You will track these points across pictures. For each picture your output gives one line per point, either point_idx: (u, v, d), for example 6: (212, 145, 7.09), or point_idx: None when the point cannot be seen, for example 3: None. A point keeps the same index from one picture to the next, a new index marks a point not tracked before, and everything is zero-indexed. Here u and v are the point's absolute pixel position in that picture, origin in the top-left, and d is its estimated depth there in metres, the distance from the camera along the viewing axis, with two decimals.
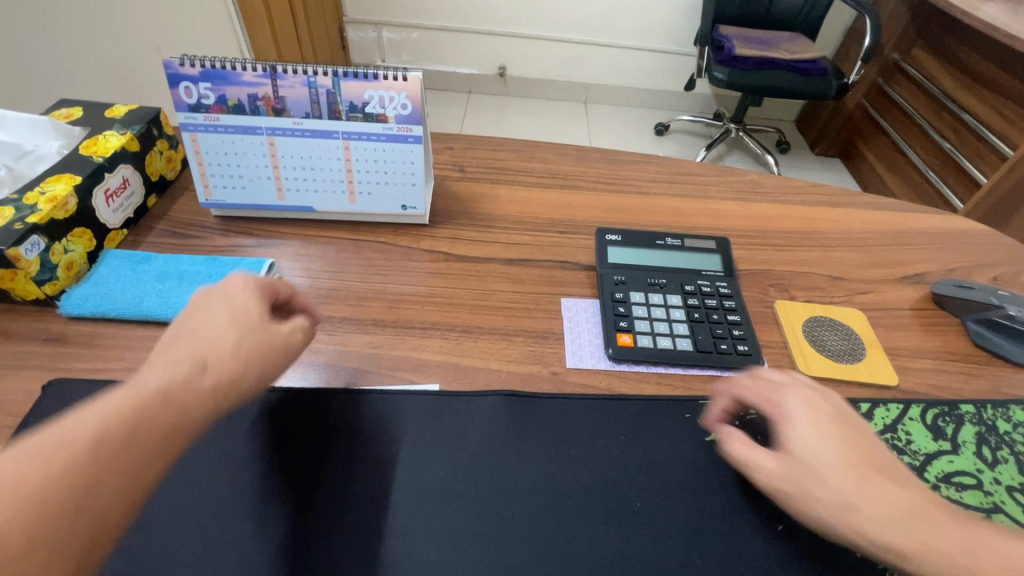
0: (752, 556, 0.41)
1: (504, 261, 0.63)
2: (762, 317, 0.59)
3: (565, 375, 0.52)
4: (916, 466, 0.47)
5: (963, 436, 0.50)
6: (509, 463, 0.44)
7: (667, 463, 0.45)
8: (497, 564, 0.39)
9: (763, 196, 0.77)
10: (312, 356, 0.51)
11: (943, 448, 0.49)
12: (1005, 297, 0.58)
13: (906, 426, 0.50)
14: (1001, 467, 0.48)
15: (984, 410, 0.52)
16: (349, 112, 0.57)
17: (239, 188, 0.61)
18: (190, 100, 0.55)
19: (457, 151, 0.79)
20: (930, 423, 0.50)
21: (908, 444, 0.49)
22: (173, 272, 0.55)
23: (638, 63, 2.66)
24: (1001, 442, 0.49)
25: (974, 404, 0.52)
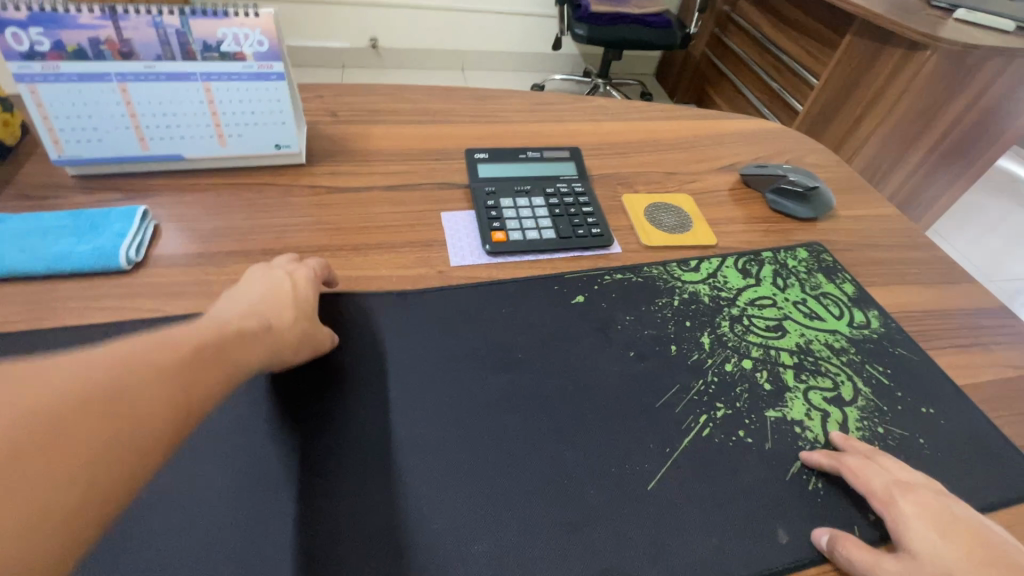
0: (613, 376, 0.51)
1: (386, 189, 0.67)
2: (613, 209, 0.70)
3: (450, 271, 0.58)
4: (730, 297, 0.60)
5: (763, 271, 0.64)
6: (408, 346, 0.51)
7: (542, 324, 0.54)
8: (404, 420, 0.45)
9: (610, 117, 0.88)
10: (206, 288, 0.53)
11: (750, 282, 0.63)
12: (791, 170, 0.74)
13: (724, 271, 0.63)
14: (790, 288, 0.63)
15: (778, 253, 0.67)
16: (204, 52, 0.57)
17: (95, 142, 0.59)
18: (20, 47, 0.53)
19: (326, 98, 0.81)
20: (741, 266, 0.64)
21: (724, 282, 0.62)
22: (37, 228, 0.53)
23: (508, 28, 2.73)
24: (790, 272, 0.65)
25: (771, 250, 0.67)
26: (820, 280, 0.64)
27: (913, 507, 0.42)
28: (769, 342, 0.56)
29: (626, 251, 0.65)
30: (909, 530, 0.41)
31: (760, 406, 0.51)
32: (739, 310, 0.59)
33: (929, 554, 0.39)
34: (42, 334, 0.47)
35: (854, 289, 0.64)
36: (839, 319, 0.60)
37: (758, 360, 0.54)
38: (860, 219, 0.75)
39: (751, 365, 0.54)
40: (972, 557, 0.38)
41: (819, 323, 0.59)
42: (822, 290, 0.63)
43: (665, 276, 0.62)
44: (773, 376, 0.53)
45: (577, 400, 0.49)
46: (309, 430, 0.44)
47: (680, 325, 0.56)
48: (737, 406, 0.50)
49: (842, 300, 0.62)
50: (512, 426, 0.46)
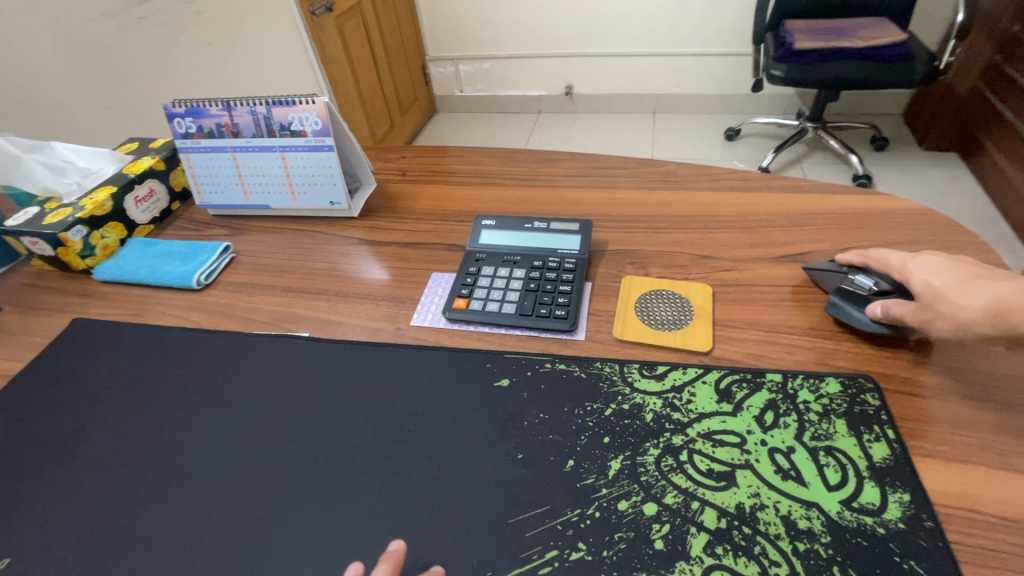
0: (483, 474, 0.48)
1: (402, 245, 0.76)
2: (606, 290, 0.64)
3: (405, 329, 0.63)
4: (683, 421, 0.49)
5: (752, 401, 0.49)
6: (328, 390, 0.57)
7: (450, 401, 0.54)
8: (285, 458, 0.52)
9: (671, 184, 0.80)
10: (234, 310, 0.69)
11: (722, 409, 0.49)
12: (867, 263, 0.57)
13: (695, 388, 0.51)
14: (778, 430, 0.47)
15: (791, 379, 0.51)
16: (281, 131, 0.75)
17: (219, 192, 0.82)
18: (181, 130, 0.77)
19: (406, 160, 0.94)
20: (723, 387, 0.51)
21: (686, 402, 0.50)
22: (166, 251, 0.77)
23: (707, 69, 2.58)
24: (793, 409, 0.48)
25: (783, 374, 0.52)
26: (836, 430, 0.46)
27: (911, 258, 0.54)
28: (699, 492, 0.44)
29: (589, 340, 0.58)
30: (913, 280, 0.53)
31: (633, 566, 0.41)
32: (682, 441, 0.47)
33: (929, 283, 0.51)
34: (133, 326, 0.68)
35: (888, 456, 0.44)
36: (831, 491, 0.43)
37: (667, 509, 0.43)
38: (975, 353, 0.52)
39: (653, 512, 0.43)
40: (948, 279, 0.51)
41: (793, 487, 0.43)
42: (831, 444, 0.45)
43: (615, 377, 0.53)
44: (674, 535, 0.42)
45: (434, 488, 0.47)
46: (222, 443, 0.54)
47: (595, 439, 0.49)
48: (601, 555, 0.42)
49: (854, 466, 0.44)
50: (362, 495, 0.48)
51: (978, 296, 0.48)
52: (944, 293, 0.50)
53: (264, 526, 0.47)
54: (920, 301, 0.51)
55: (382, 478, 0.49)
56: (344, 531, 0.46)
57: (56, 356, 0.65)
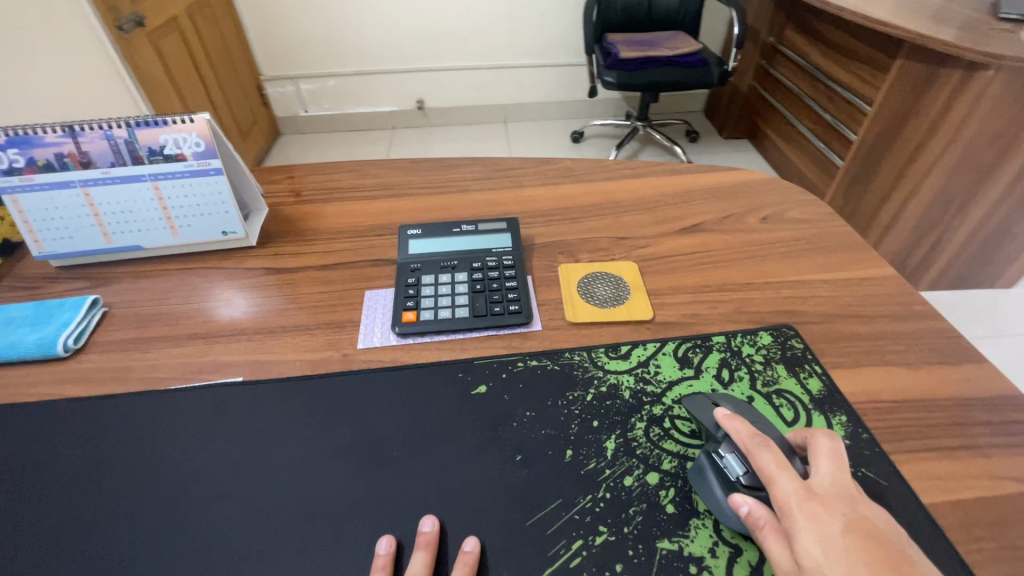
0: (488, 483, 0.47)
1: (320, 267, 0.70)
2: (546, 281, 0.67)
3: (354, 354, 0.58)
4: (657, 392, 0.53)
5: (708, 362, 0.56)
6: (286, 437, 0.51)
7: (429, 418, 0.52)
8: (255, 523, 0.45)
9: (572, 178, 0.86)
10: (126, 374, 0.57)
11: (686, 374, 0.55)
12: (762, 463, 0.40)
13: (658, 360, 0.56)
14: (736, 383, 0.54)
15: (734, 338, 0.58)
16: (150, 156, 0.64)
17: (67, 238, 0.67)
18: (1, 166, 0.62)
19: (295, 179, 0.86)
20: (681, 354, 0.57)
21: (655, 374, 0.55)
22: (2, 319, 0.60)
23: (547, 79, 2.80)
24: (742, 363, 0.56)
25: (726, 334, 0.59)
26: (779, 374, 0.55)
27: (770, 459, 0.40)
28: (689, 452, 0.49)
29: (547, 328, 0.61)
30: (778, 500, 0.38)
31: (654, 533, 0.44)
32: (662, 410, 0.52)
33: (812, 556, 0.35)
34: None
35: (822, 388, 0.53)
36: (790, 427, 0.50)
37: (667, 475, 0.47)
38: (839, 283, 0.66)
39: (656, 480, 0.47)
40: (823, 541, 0.35)
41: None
42: (778, 387, 0.54)
43: (587, 363, 0.56)
44: (682, 496, 0.46)
45: (440, 509, 0.45)
46: (163, 528, 0.45)
47: (585, 425, 0.51)
48: (623, 531, 0.44)
49: (801, 401, 0.52)
50: (363, 536, 0.44)
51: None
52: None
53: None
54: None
55: (378, 515, 0.45)
56: None
57: None
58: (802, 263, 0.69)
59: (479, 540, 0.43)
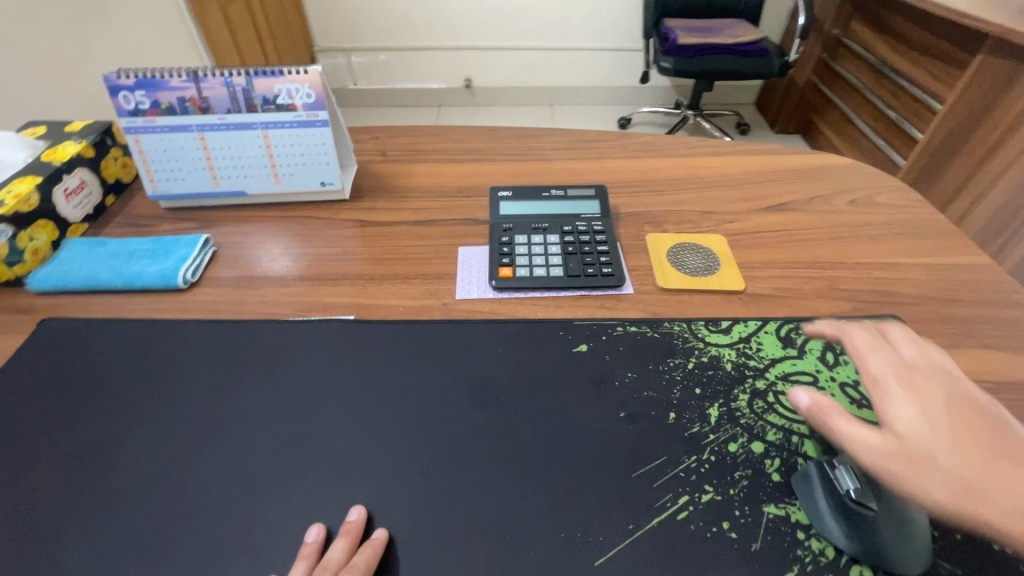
0: (592, 434, 0.48)
1: (413, 223, 0.72)
2: (634, 248, 0.68)
3: (453, 304, 0.61)
4: (760, 367, 0.53)
5: (812, 344, 0.55)
6: (396, 376, 0.53)
7: (531, 367, 0.54)
8: (373, 450, 0.48)
9: (653, 152, 0.86)
10: (241, 307, 0.60)
11: (789, 353, 0.55)
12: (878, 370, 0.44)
13: (760, 337, 0.56)
14: (841, 367, 0.53)
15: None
16: (263, 105, 0.67)
17: (180, 180, 0.71)
18: (129, 107, 0.66)
19: (381, 140, 0.89)
20: (783, 334, 0.56)
21: (757, 351, 0.55)
22: (124, 251, 0.65)
23: (598, 63, 2.77)
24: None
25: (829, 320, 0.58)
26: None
27: (862, 338, 0.47)
28: (795, 426, 0.48)
29: (638, 293, 0.62)
30: (869, 363, 0.45)
31: (760, 498, 0.44)
32: (765, 384, 0.52)
33: (899, 407, 0.41)
34: (109, 338, 0.57)
35: None
36: None
37: (773, 445, 0.47)
38: (933, 267, 0.65)
39: (761, 449, 0.47)
40: (940, 430, 0.39)
41: (869, 413, 0.49)
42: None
43: (687, 335, 0.57)
44: (787, 466, 0.46)
45: (547, 450, 0.47)
46: (287, 449, 0.48)
47: (687, 391, 0.51)
48: (729, 493, 0.44)
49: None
50: (473, 468, 0.46)
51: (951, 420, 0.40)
52: (973, 479, 0.37)
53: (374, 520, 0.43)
54: (899, 441, 0.39)
55: (488, 450, 0.47)
56: (465, 516, 0.43)
57: (12, 385, 0.52)
58: (894, 247, 0.68)
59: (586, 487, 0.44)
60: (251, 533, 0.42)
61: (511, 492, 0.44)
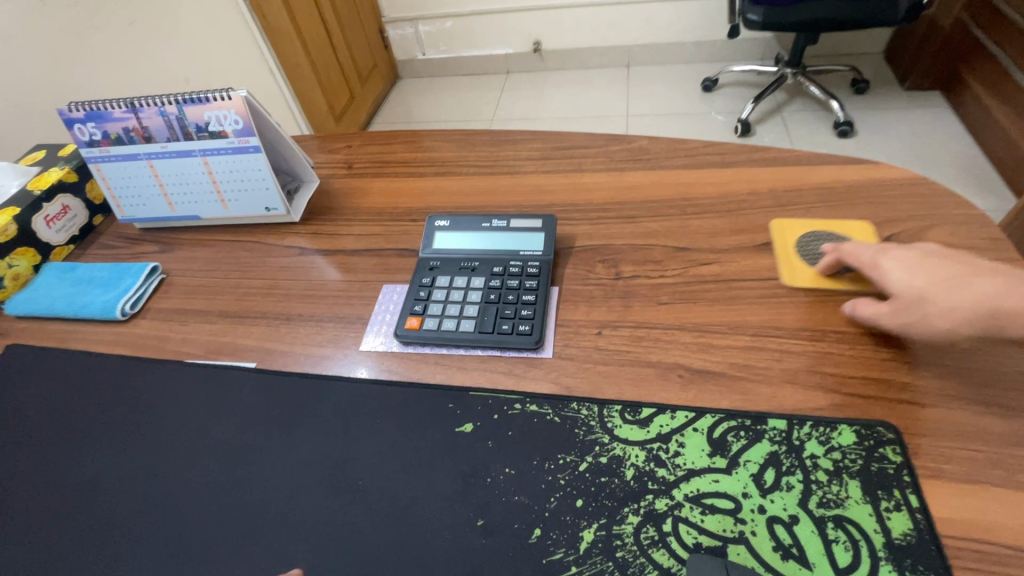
0: (438, 544, 0.42)
1: (349, 252, 0.68)
2: (574, 295, 0.58)
3: (353, 355, 0.56)
4: (668, 481, 0.43)
5: (750, 454, 0.43)
6: (269, 438, 0.51)
7: (404, 445, 0.48)
8: (222, 523, 0.46)
9: (643, 163, 0.72)
10: (164, 344, 0.61)
11: (715, 465, 0.43)
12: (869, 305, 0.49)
13: (684, 437, 0.45)
14: (779, 493, 0.41)
15: (797, 429, 0.44)
16: (198, 133, 0.66)
17: (142, 205, 0.73)
18: (85, 138, 0.68)
19: (352, 149, 0.84)
20: (716, 436, 0.44)
21: (673, 455, 0.44)
22: (85, 277, 0.69)
23: (682, 15, 2.43)
24: (798, 466, 0.42)
25: (788, 420, 0.44)
26: (848, 495, 0.40)
27: (895, 262, 0.49)
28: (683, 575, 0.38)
29: (559, 357, 0.52)
30: (890, 280, 0.48)
31: None
32: (666, 506, 0.41)
33: (907, 286, 0.47)
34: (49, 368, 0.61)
35: (909, 531, 0.38)
36: None
37: None
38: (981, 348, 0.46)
39: None
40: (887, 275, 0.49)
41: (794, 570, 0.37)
42: (841, 514, 0.39)
43: (593, 423, 0.47)
44: None
45: (382, 554, 0.42)
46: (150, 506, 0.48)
47: (566, 502, 0.43)
48: None
49: (867, 543, 0.38)
50: (305, 565, 0.43)
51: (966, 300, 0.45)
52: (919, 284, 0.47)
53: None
54: (900, 301, 0.47)
55: (323, 541, 0.44)
56: None
57: None
58: None
59: None
60: None
61: None
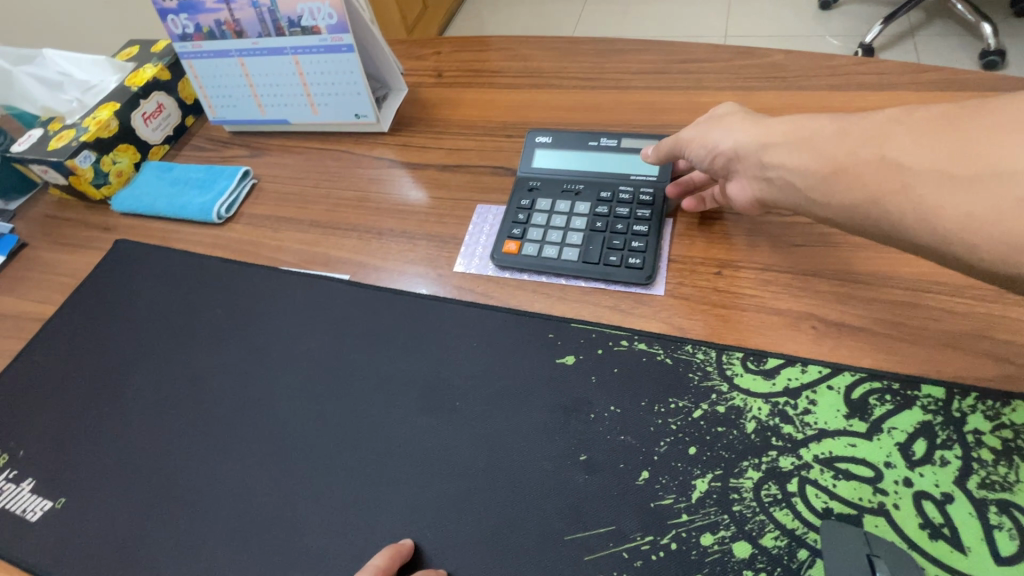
0: (538, 474, 0.41)
1: (439, 167, 0.64)
2: (692, 228, 0.52)
3: (447, 276, 0.54)
4: (795, 439, 0.39)
5: (896, 421, 0.38)
6: (363, 351, 0.50)
7: (501, 372, 0.46)
8: (321, 427, 0.47)
9: (778, 81, 0.62)
10: (258, 250, 0.61)
11: (852, 428, 0.38)
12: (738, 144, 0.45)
13: (816, 394, 0.40)
14: (931, 467, 0.36)
15: (959, 399, 0.38)
16: (289, 28, 0.62)
17: (233, 106, 0.71)
18: (178, 31, 0.66)
19: (441, 56, 0.78)
20: (856, 398, 0.39)
21: (802, 412, 0.39)
22: (182, 178, 0.69)
23: None
24: (957, 440, 0.37)
25: (947, 388, 0.38)
26: (1018, 479, 0.35)
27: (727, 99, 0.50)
28: (809, 538, 0.35)
29: (671, 296, 0.48)
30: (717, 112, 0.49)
31: None
32: (792, 465, 0.38)
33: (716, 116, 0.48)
34: (154, 264, 0.62)
35: None
36: (999, 564, 0.32)
37: (764, 554, 0.35)
38: None
39: (745, 554, 0.35)
40: (883, 118, 0.37)
41: (944, 552, 0.33)
42: (1007, 499, 0.34)
43: (710, 368, 0.43)
44: None
45: (479, 477, 0.42)
46: (256, 403, 0.50)
47: (677, 448, 0.40)
48: None
49: None
50: (403, 477, 0.43)
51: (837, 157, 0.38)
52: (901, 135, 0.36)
53: (298, 496, 0.44)
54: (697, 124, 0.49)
55: (419, 457, 0.44)
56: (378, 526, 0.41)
57: (84, 297, 0.61)
58: None
59: (509, 533, 0.39)
60: (204, 481, 0.46)
61: (426, 513, 0.41)
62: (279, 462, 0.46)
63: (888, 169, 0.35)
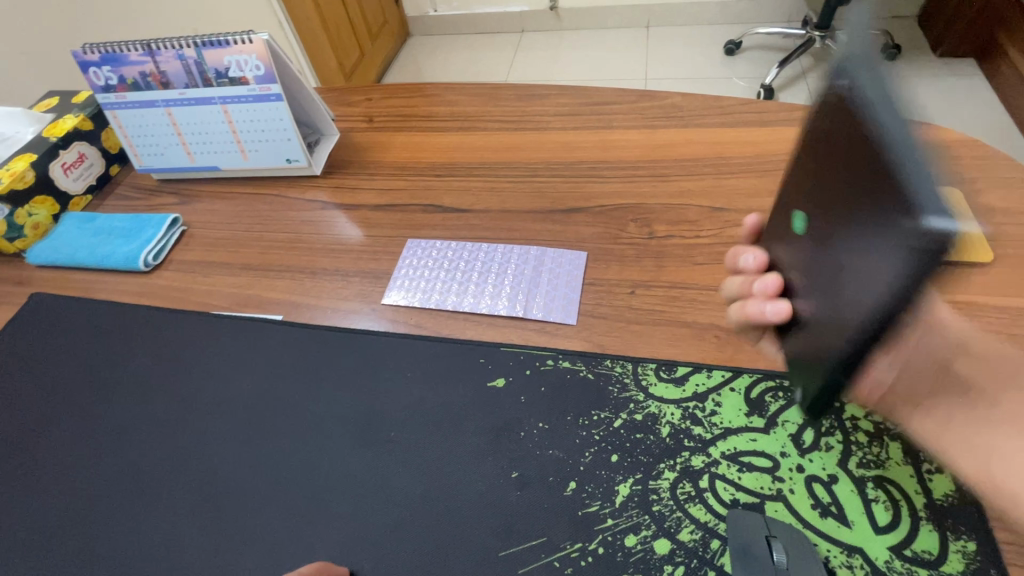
0: (472, 496, 0.42)
1: (371, 207, 0.67)
2: (609, 254, 0.56)
3: (380, 309, 0.56)
4: (704, 439, 0.42)
5: (788, 414, 0.42)
6: (297, 390, 0.51)
7: (436, 399, 0.48)
8: (254, 470, 0.46)
9: (676, 120, 0.69)
10: (187, 296, 0.61)
11: (752, 424, 0.42)
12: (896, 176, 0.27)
13: (720, 396, 0.44)
14: (818, 453, 0.40)
15: None
16: (217, 78, 0.64)
17: (160, 155, 0.71)
18: (101, 83, 0.66)
19: (372, 102, 0.82)
20: (754, 397, 0.44)
21: (709, 414, 0.43)
22: (104, 228, 0.67)
23: None
24: (838, 427, 0.41)
25: None
26: (888, 456, 0.40)
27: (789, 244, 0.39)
28: (720, 529, 0.38)
29: (590, 316, 0.51)
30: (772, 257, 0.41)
31: None
32: (702, 463, 0.41)
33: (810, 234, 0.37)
34: (74, 316, 0.60)
35: (951, 492, 0.38)
36: (878, 533, 0.37)
37: (682, 548, 0.38)
38: None
39: (665, 550, 0.38)
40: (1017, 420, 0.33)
41: (833, 528, 0.37)
42: (881, 474, 0.39)
43: (627, 380, 0.46)
44: None
45: (416, 505, 0.42)
46: (185, 451, 0.48)
47: (601, 457, 0.42)
48: None
49: (908, 503, 0.38)
50: (339, 512, 0.43)
51: (960, 375, 0.34)
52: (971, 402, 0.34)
53: (230, 543, 0.43)
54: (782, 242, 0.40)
55: (357, 491, 0.44)
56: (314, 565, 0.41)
57: None
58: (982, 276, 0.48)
59: (446, 557, 0.40)
60: (126, 539, 0.44)
61: (365, 546, 0.41)
62: (208, 511, 0.45)
63: (985, 456, 0.33)
